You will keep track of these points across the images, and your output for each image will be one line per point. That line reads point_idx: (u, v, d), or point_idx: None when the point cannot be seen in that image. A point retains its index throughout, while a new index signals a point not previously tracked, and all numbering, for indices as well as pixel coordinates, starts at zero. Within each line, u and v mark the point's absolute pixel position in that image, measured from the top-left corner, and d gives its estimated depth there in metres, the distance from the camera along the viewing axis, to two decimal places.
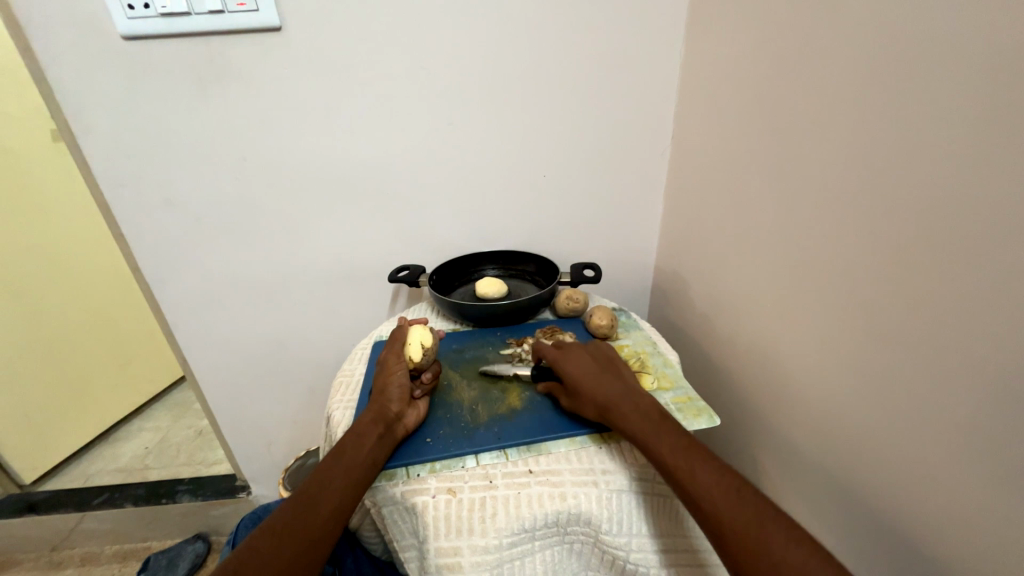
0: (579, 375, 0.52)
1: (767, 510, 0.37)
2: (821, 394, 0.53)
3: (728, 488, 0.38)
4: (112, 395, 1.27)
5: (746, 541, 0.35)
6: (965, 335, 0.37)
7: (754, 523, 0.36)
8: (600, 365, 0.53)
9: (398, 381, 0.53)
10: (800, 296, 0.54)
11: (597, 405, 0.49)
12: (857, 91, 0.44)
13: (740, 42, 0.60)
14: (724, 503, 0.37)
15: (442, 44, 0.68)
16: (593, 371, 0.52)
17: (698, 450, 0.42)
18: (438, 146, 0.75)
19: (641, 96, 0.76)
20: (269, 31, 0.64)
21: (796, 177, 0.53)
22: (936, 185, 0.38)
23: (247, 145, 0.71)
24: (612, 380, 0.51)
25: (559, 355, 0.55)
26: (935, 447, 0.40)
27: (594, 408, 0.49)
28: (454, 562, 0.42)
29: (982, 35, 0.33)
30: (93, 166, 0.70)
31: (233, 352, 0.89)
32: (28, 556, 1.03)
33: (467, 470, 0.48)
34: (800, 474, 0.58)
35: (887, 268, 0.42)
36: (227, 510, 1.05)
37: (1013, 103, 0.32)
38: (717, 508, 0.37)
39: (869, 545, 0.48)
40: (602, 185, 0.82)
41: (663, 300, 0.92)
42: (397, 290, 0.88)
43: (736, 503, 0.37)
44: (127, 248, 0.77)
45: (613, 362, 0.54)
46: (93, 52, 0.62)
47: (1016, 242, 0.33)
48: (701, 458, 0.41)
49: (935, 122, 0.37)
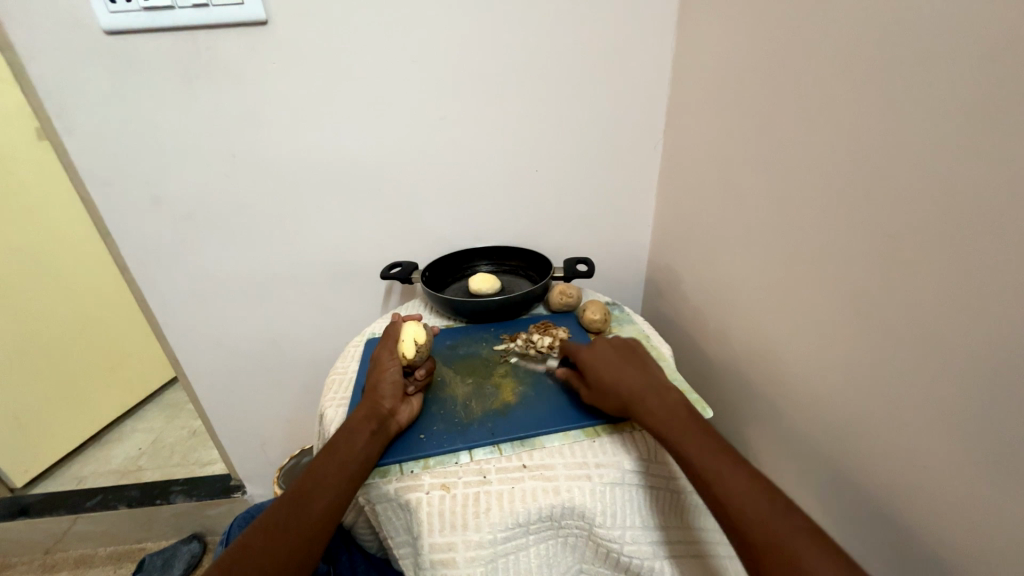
0: (600, 368, 0.51)
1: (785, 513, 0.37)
2: (815, 387, 0.53)
3: (718, 452, 0.41)
4: (102, 397, 1.26)
5: (740, 511, 0.37)
6: (956, 325, 0.37)
7: (755, 504, 0.37)
8: (617, 356, 0.52)
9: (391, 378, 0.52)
10: (791, 289, 0.54)
11: (619, 398, 0.48)
12: (850, 83, 0.44)
13: (732, 34, 0.60)
14: (754, 506, 0.37)
15: (436, 37, 0.67)
16: (616, 363, 0.51)
17: (695, 421, 0.44)
18: (433, 140, 0.75)
19: (634, 89, 0.75)
20: (256, 26, 0.63)
21: (787, 170, 0.52)
22: (928, 176, 0.38)
23: (235, 141, 0.71)
24: (632, 369, 0.50)
25: (583, 350, 0.55)
26: (928, 438, 0.40)
27: (617, 402, 0.48)
28: (449, 557, 0.42)
29: (974, 26, 0.33)
30: (78, 163, 0.68)
31: (225, 351, 0.88)
32: (20, 560, 1.02)
33: (461, 466, 0.48)
34: (794, 466, 0.58)
35: (879, 260, 0.43)
36: (222, 509, 1.04)
37: (1005, 94, 0.32)
38: (709, 468, 0.40)
39: (861, 537, 0.49)
40: (595, 180, 0.82)
41: (656, 293, 0.92)
42: (390, 287, 0.88)
43: (759, 506, 0.37)
44: (116, 248, 0.76)
45: (634, 353, 0.53)
46: (77, 47, 0.61)
47: (1009, 233, 0.32)
48: (727, 461, 0.40)
49: (926, 114, 0.37)
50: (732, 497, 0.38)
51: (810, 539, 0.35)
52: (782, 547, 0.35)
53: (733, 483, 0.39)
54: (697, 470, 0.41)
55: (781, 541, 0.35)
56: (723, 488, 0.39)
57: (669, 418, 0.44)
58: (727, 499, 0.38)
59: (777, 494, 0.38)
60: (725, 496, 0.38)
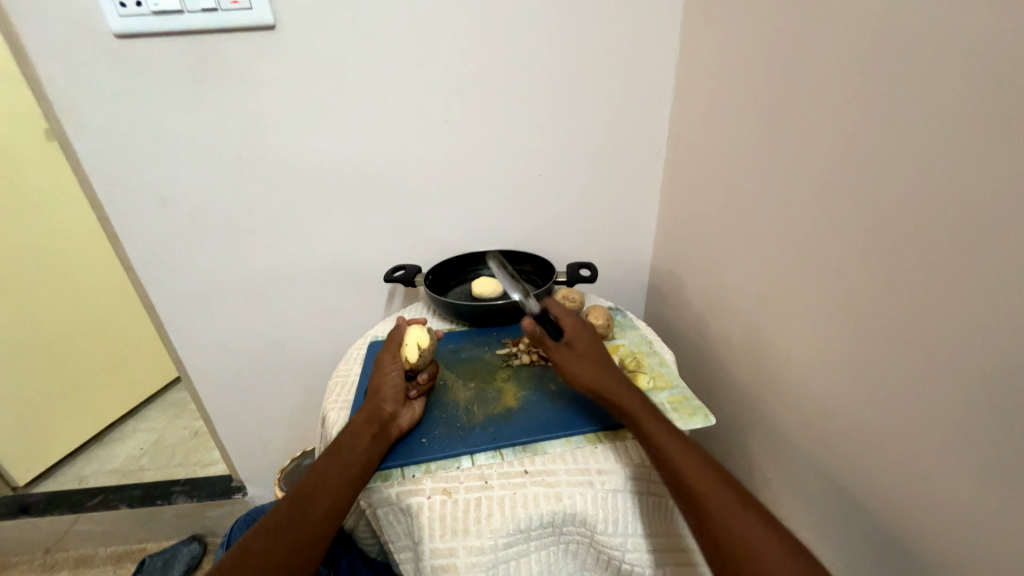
0: (588, 342, 0.52)
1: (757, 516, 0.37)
2: (817, 395, 0.53)
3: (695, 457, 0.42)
4: (106, 396, 1.26)
5: (709, 505, 0.38)
6: (960, 336, 0.37)
7: (727, 504, 0.38)
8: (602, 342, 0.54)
9: (393, 381, 0.53)
10: (794, 297, 0.54)
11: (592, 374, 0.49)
12: (854, 92, 0.44)
13: (737, 41, 0.60)
14: (723, 507, 0.38)
15: (443, 44, 0.68)
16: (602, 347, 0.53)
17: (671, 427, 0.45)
18: (437, 145, 0.75)
19: (638, 96, 0.75)
20: (265, 30, 0.64)
21: (791, 178, 0.52)
22: (932, 186, 0.37)
23: (242, 144, 0.71)
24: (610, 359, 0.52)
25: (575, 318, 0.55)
26: (930, 449, 0.40)
27: (588, 375, 0.49)
28: (449, 563, 0.42)
29: (978, 36, 0.33)
30: (86, 165, 0.69)
31: (228, 352, 0.89)
32: (21, 559, 1.02)
33: (463, 470, 0.47)
34: (796, 474, 0.58)
35: (882, 269, 0.42)
36: (223, 511, 1.04)
37: (1009, 103, 0.32)
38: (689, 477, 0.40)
39: (864, 547, 0.48)
40: (598, 185, 0.82)
41: (659, 299, 0.92)
42: (393, 290, 0.88)
43: (730, 507, 0.38)
44: (122, 249, 0.76)
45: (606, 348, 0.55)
46: (88, 51, 0.62)
47: (1013, 245, 0.32)
48: (697, 457, 0.42)
49: (929, 125, 0.37)
50: (703, 495, 0.39)
51: (781, 541, 0.36)
52: (750, 546, 0.36)
53: (704, 482, 0.40)
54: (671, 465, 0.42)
55: (747, 539, 0.36)
56: (693, 483, 0.40)
57: (643, 409, 0.46)
58: (701, 498, 0.39)
59: (746, 497, 0.39)
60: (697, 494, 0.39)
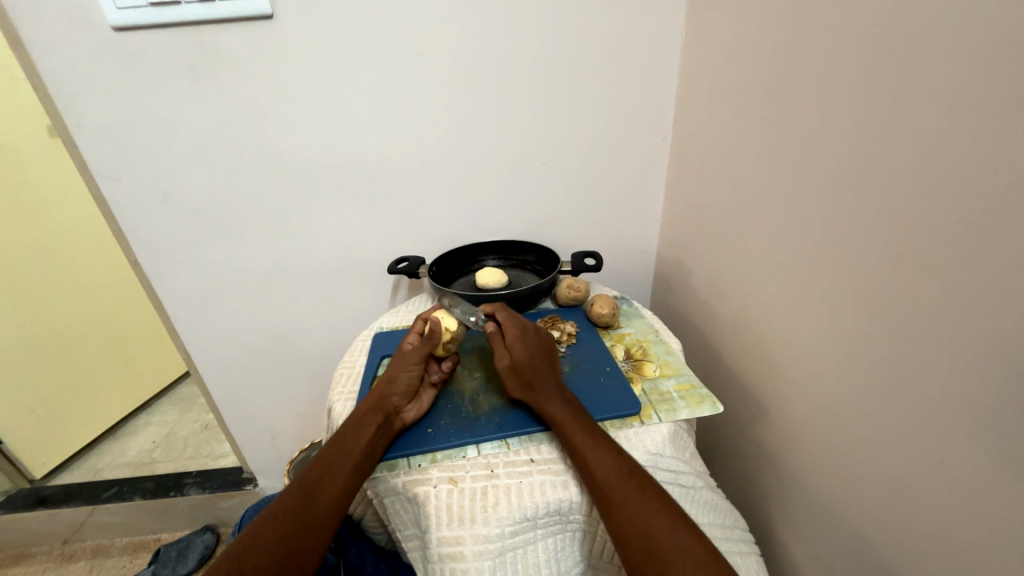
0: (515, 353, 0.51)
1: (665, 510, 0.39)
2: (823, 382, 0.52)
3: (617, 463, 0.42)
4: (117, 391, 1.28)
5: (617, 496, 0.40)
6: (967, 320, 0.36)
7: (631, 497, 0.40)
8: (536, 346, 0.53)
9: (408, 375, 0.52)
10: (800, 284, 0.53)
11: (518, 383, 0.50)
12: (860, 70, 0.42)
13: (740, 22, 0.58)
14: (632, 504, 0.40)
15: (442, 29, 0.67)
16: (533, 355, 0.52)
17: (600, 434, 0.45)
18: (438, 133, 0.74)
19: (642, 80, 0.74)
20: (261, 20, 0.63)
21: (797, 161, 0.51)
22: (939, 166, 0.36)
23: (241, 137, 0.71)
24: (541, 364, 0.51)
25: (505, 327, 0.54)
26: (937, 434, 0.39)
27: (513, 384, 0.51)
28: (457, 551, 0.41)
29: (987, 9, 0.32)
30: (89, 161, 0.69)
31: (235, 346, 0.89)
32: (40, 549, 1.05)
33: (469, 460, 0.48)
34: (802, 461, 0.57)
35: (888, 253, 0.41)
36: (234, 502, 1.06)
37: (1019, 78, 0.31)
38: (607, 480, 0.41)
39: (872, 532, 0.48)
40: (601, 173, 0.81)
41: (665, 287, 0.91)
42: (398, 281, 0.88)
43: (632, 500, 0.40)
44: (127, 245, 0.77)
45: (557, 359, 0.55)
46: (84, 44, 0.61)
47: (1020, 225, 0.31)
48: (609, 453, 0.43)
49: (934, 102, 0.36)
50: (610, 489, 0.41)
51: (695, 537, 0.38)
52: (656, 543, 0.37)
53: (618, 476, 0.41)
54: (588, 464, 0.43)
55: (651, 534, 0.38)
56: (601, 476, 0.42)
57: (562, 412, 0.47)
58: (612, 493, 0.41)
59: (656, 493, 0.41)
60: (608, 491, 0.41)
